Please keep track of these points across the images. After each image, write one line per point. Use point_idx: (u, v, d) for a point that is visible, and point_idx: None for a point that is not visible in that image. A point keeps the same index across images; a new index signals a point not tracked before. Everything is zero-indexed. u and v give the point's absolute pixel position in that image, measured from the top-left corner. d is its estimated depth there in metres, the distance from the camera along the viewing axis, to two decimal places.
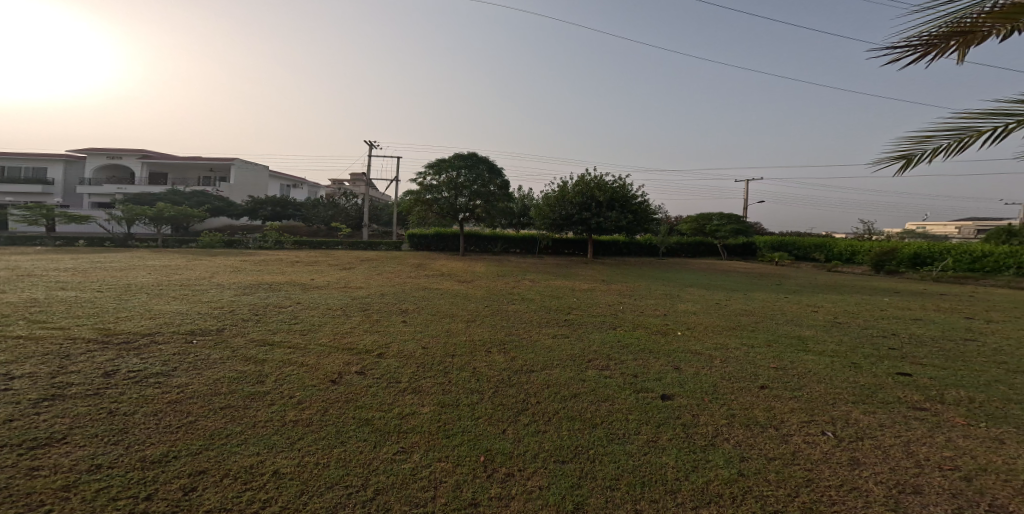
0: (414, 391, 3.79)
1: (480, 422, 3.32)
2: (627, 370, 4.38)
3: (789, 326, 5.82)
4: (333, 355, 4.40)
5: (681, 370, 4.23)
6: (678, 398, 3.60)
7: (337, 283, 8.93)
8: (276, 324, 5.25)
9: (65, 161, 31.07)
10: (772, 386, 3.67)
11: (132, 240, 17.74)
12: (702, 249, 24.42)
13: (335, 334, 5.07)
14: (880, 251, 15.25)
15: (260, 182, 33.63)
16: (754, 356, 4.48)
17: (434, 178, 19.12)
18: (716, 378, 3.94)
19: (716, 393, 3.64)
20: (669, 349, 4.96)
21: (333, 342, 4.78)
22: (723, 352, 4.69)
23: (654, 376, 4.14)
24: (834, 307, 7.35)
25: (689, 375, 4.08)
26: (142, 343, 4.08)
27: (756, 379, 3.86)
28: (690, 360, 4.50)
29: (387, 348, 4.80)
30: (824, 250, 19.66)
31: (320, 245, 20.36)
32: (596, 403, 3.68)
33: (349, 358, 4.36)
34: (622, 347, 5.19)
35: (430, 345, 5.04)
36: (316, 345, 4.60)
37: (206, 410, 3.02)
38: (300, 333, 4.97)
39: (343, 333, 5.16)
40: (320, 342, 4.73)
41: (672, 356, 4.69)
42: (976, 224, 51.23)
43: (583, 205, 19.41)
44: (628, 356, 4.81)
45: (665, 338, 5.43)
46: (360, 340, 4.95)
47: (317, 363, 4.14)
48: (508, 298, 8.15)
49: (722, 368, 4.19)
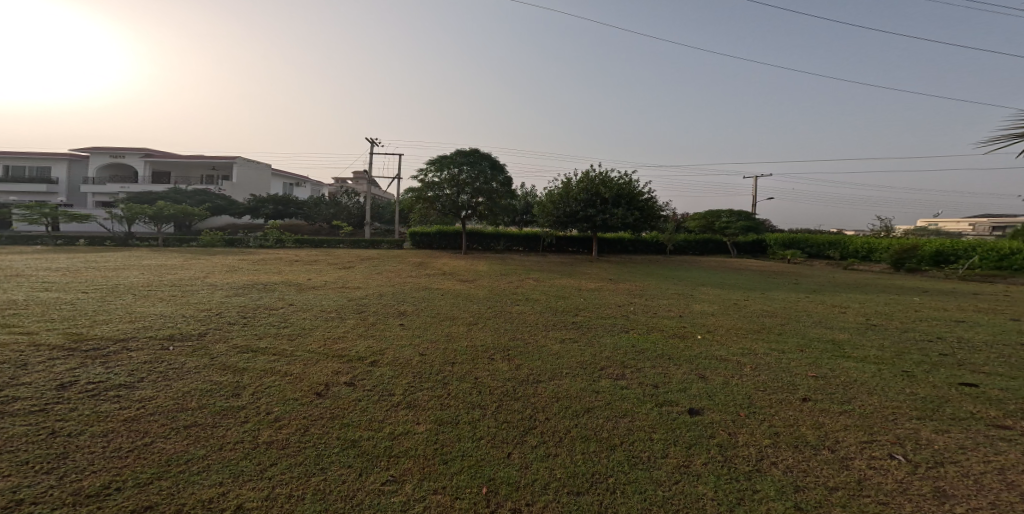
0: (410, 406, 3.41)
1: (483, 444, 2.93)
2: (647, 379, 3.97)
3: (819, 328, 5.38)
4: (325, 363, 4.03)
5: (708, 379, 3.81)
6: (709, 413, 3.19)
7: (335, 284, 8.56)
8: (263, 328, 4.87)
9: (68, 160, 31.02)
10: (815, 398, 3.25)
11: (131, 238, 17.46)
12: (711, 247, 23.88)
13: (327, 339, 4.69)
14: (899, 248, 14.72)
15: (262, 181, 33.45)
16: (788, 363, 4.06)
17: (435, 175, 18.73)
18: (749, 389, 3.53)
19: (751, 406, 3.22)
20: (689, 355, 4.53)
21: (325, 348, 4.41)
22: (752, 358, 4.26)
23: (678, 386, 3.74)
24: (863, 307, 6.88)
25: (717, 385, 3.66)
26: (111, 350, 3.70)
27: (796, 390, 3.43)
28: (716, 368, 4.07)
29: (382, 354, 4.42)
30: (839, 248, 19.12)
31: (322, 244, 20.06)
32: (615, 420, 3.27)
33: (342, 367, 4.00)
34: (637, 352, 4.78)
35: (429, 352, 4.65)
36: (306, 352, 4.23)
37: (166, 430, 2.65)
38: (288, 338, 4.59)
39: (336, 338, 4.78)
40: (310, 348, 4.36)
41: (695, 363, 4.27)
42: (990, 221, 50.12)
43: (589, 202, 18.98)
44: (646, 363, 4.40)
45: (684, 342, 5.01)
46: (354, 346, 4.57)
47: (303, 372, 3.76)
48: (512, 299, 7.75)
49: (753, 377, 3.77)
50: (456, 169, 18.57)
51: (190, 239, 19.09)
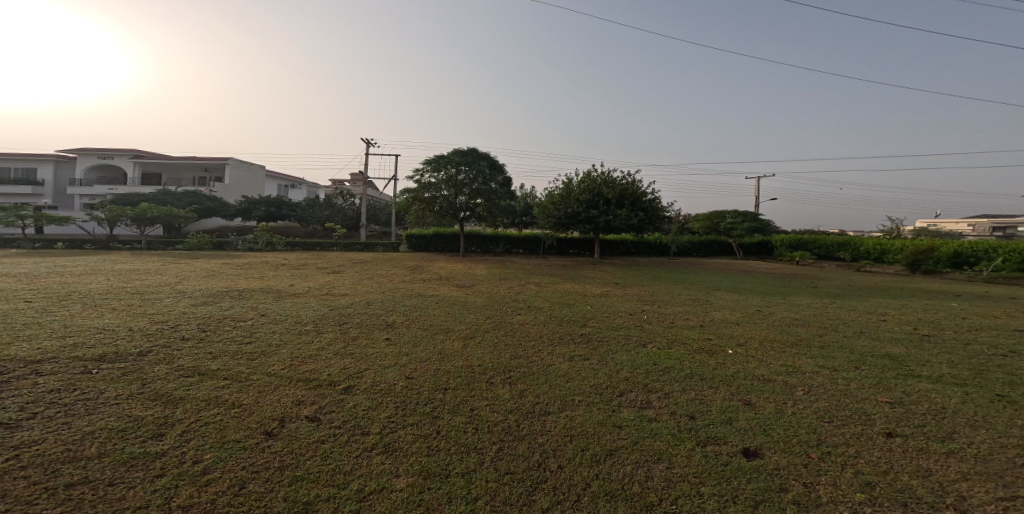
0: (387, 452, 2.72)
1: (480, 505, 2.25)
2: (680, 408, 3.27)
3: (866, 340, 4.70)
4: (287, 390, 3.34)
5: (756, 407, 3.12)
6: (770, 455, 2.50)
7: (319, 290, 7.84)
8: (221, 344, 4.15)
9: (55, 161, 30.22)
10: (904, 434, 2.57)
11: (114, 241, 16.71)
12: (715, 249, 23.20)
13: (295, 359, 3.98)
14: (915, 249, 14.08)
15: (256, 182, 32.70)
16: (848, 384, 3.37)
17: (432, 176, 18.02)
18: (811, 419, 2.84)
19: (823, 445, 2.53)
20: (724, 375, 3.84)
21: (291, 370, 3.72)
22: (802, 379, 3.57)
23: (720, 416, 3.04)
24: (901, 314, 6.21)
25: (771, 416, 2.96)
26: (15, 376, 3.02)
27: (874, 421, 2.75)
28: (762, 392, 3.38)
29: (359, 378, 3.73)
30: (849, 249, 18.44)
31: (314, 247, 19.31)
32: (648, 466, 2.57)
33: (306, 395, 3.30)
34: (660, 373, 4.09)
35: (417, 375, 3.95)
36: (264, 375, 3.54)
37: (37, 493, 2.02)
38: (248, 357, 3.89)
39: (307, 357, 4.06)
40: (269, 371, 3.65)
41: (733, 385, 3.58)
42: (990, 221, 49.61)
43: (590, 203, 18.31)
44: (674, 387, 3.71)
45: (713, 359, 4.32)
46: (327, 367, 3.87)
47: (256, 403, 3.07)
48: (513, 307, 7.04)
49: (812, 404, 3.09)
50: (454, 169, 17.87)
51: (176, 241, 18.31)
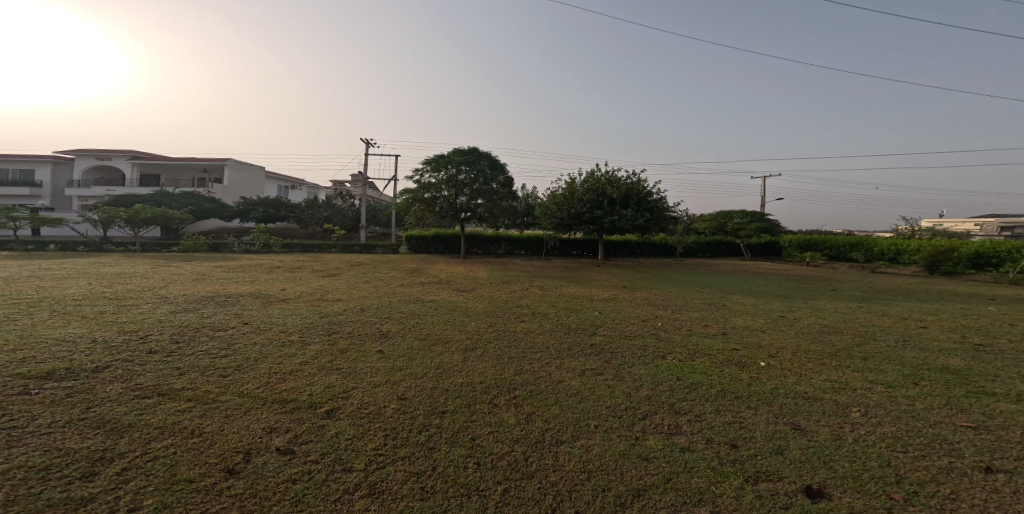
0: (372, 494, 2.27)
1: None
2: (718, 435, 2.90)
3: (912, 352, 4.25)
4: (256, 415, 2.89)
5: (809, 433, 2.78)
6: (839, 496, 2.15)
7: (312, 295, 7.40)
8: (191, 358, 3.69)
9: (53, 162, 29.92)
10: (1006, 469, 2.25)
11: (107, 243, 16.26)
12: (721, 250, 22.70)
13: (272, 376, 3.53)
14: (934, 250, 13.59)
15: (255, 183, 32.34)
16: (914, 403, 3.03)
17: (433, 176, 17.60)
18: (881, 449, 2.53)
19: (905, 483, 2.20)
20: (761, 393, 3.47)
21: (267, 390, 3.27)
22: (854, 398, 3.21)
23: (768, 445, 2.70)
24: (940, 321, 5.74)
25: (829, 444, 2.64)
26: None
27: (961, 452, 2.42)
28: (811, 413, 3.05)
29: (344, 399, 3.29)
30: (862, 250, 17.90)
31: (312, 249, 18.90)
32: (687, 511, 2.17)
33: (277, 420, 2.85)
34: (687, 390, 3.66)
35: (411, 395, 3.52)
36: (233, 396, 3.09)
37: None
38: (218, 374, 3.44)
39: (285, 373, 3.61)
40: (240, 390, 3.20)
41: (777, 405, 3.24)
42: (998, 221, 48.75)
43: (595, 203, 17.86)
44: (706, 407, 3.32)
45: (745, 373, 3.91)
46: (308, 386, 3.43)
47: (216, 431, 2.62)
48: (517, 313, 6.57)
49: (876, 429, 2.76)
50: (454, 169, 17.43)
51: (171, 243, 17.85)
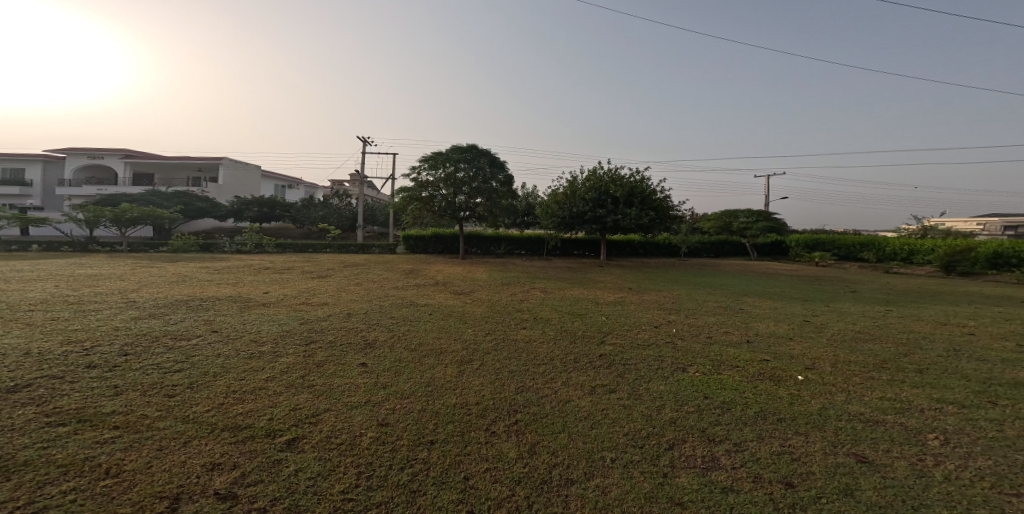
0: None
1: None
2: (766, 470, 2.43)
3: (967, 363, 3.78)
4: (196, 446, 2.42)
5: (885, 468, 2.32)
6: None
7: (296, 299, 6.83)
8: (135, 374, 3.17)
9: (43, 161, 29.33)
10: None
11: (92, 244, 15.69)
12: (726, 249, 22.19)
13: (228, 396, 3.03)
14: (949, 249, 13.15)
15: (250, 182, 31.76)
16: (1004, 428, 2.60)
17: (430, 174, 17.06)
18: (983, 490, 2.09)
19: None
20: (809, 413, 2.99)
21: (217, 413, 2.78)
22: (925, 421, 2.74)
23: (832, 484, 2.24)
24: (980, 326, 5.27)
25: (912, 483, 2.18)
26: None
27: None
28: (876, 440, 2.58)
29: (309, 427, 2.83)
30: (873, 249, 17.41)
31: (306, 249, 18.33)
32: None
33: (222, 453, 2.39)
34: (718, 412, 3.14)
35: (394, 422, 3.03)
36: (174, 421, 2.61)
37: None
38: (165, 392, 2.94)
39: (243, 393, 3.11)
40: (184, 414, 2.70)
41: (834, 428, 2.76)
42: (1002, 219, 48.28)
43: (597, 201, 17.34)
44: (745, 434, 2.82)
45: (782, 389, 3.41)
46: (268, 411, 2.93)
47: (135, 472, 2.15)
48: (518, 319, 6.02)
49: (967, 463, 2.31)
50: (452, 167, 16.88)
51: (160, 243, 17.27)
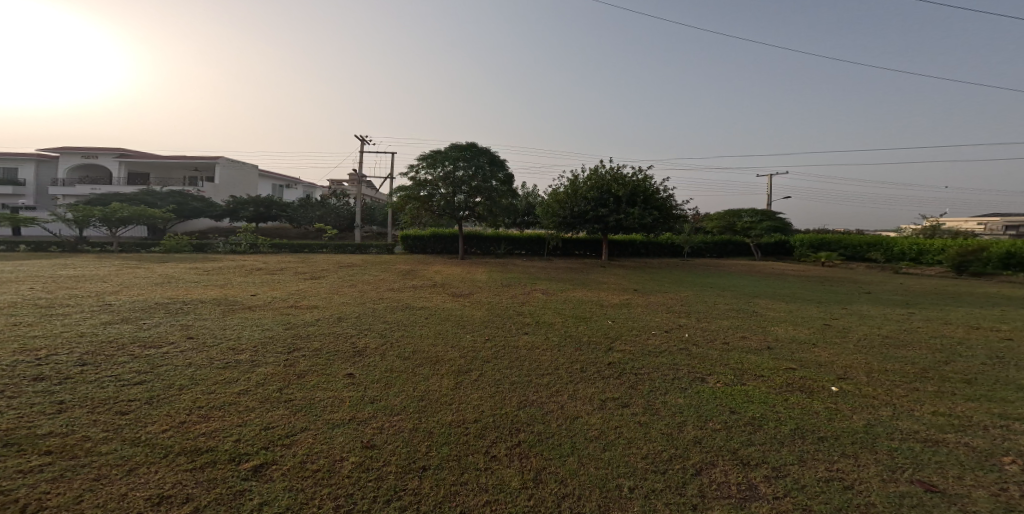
0: None
1: None
2: (815, 501, 2.08)
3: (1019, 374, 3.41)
4: (143, 474, 2.18)
5: (960, 502, 1.97)
6: None
7: (285, 301, 6.47)
8: (88, 388, 2.91)
9: (38, 160, 28.96)
10: None
11: (82, 244, 15.32)
12: (730, 249, 21.80)
13: (192, 413, 2.79)
14: (961, 249, 12.80)
15: (247, 182, 31.37)
16: None
17: (428, 172, 16.71)
18: None
19: None
20: (854, 430, 2.63)
21: (174, 435, 2.52)
22: (993, 442, 2.40)
23: None
24: (1014, 331, 4.92)
25: None
26: None
27: None
28: (942, 466, 2.23)
29: (278, 448, 2.58)
30: (881, 249, 17.03)
31: (302, 249, 17.96)
32: None
33: (175, 483, 2.14)
34: (749, 430, 2.78)
35: (384, 444, 2.70)
36: (122, 445, 2.36)
37: None
38: (117, 410, 2.69)
39: (206, 409, 2.87)
40: (135, 436, 2.46)
41: (889, 450, 2.40)
42: (1005, 219, 47.99)
43: (599, 200, 16.98)
44: (783, 456, 2.47)
45: (818, 403, 3.05)
46: (234, 432, 2.67)
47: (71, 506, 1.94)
48: (518, 323, 5.66)
49: None
50: (452, 166, 16.50)
51: (152, 243, 16.90)
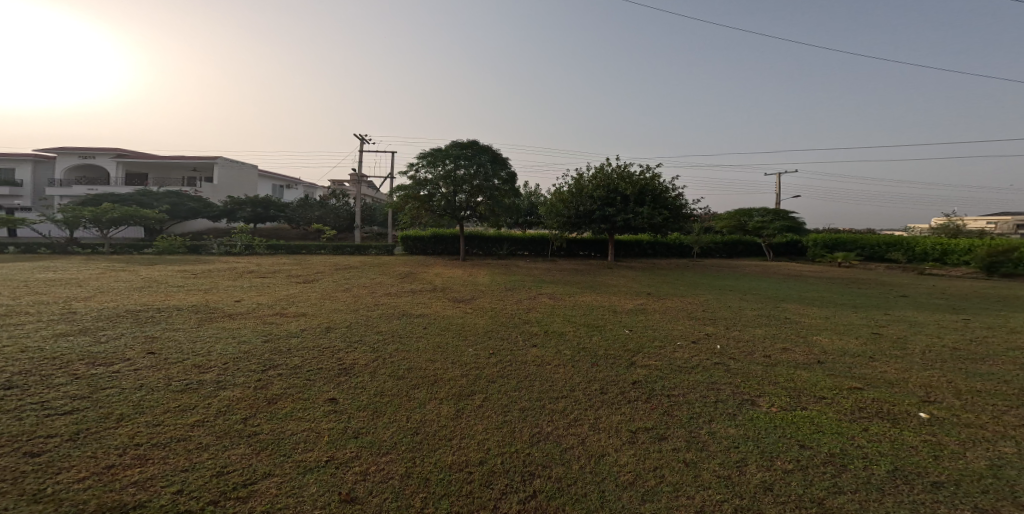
0: None
1: None
2: None
3: None
4: None
5: None
6: None
7: (270, 308, 5.90)
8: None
9: (34, 160, 28.57)
10: None
11: (70, 245, 14.80)
12: (740, 249, 21.13)
13: (125, 450, 2.26)
14: (992, 248, 12.15)
15: (246, 182, 30.89)
16: None
17: (428, 171, 16.15)
18: None
19: None
20: (977, 474, 2.11)
21: (96, 486, 1.99)
22: None
23: None
24: None
25: None
26: None
27: None
28: None
29: (228, 496, 2.05)
30: (902, 249, 16.37)
31: (299, 250, 17.45)
32: None
33: None
34: (834, 471, 2.24)
35: (378, 492, 2.17)
36: (14, 503, 1.85)
37: None
38: (26, 450, 2.17)
39: (141, 443, 2.34)
40: (40, 489, 1.94)
41: None
42: (1015, 219, 47.15)
43: (606, 199, 16.39)
44: (892, 511, 1.93)
45: (908, 435, 2.49)
46: (172, 476, 2.14)
47: None
48: (526, 333, 5.08)
49: None
50: (453, 165, 15.95)
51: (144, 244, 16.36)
